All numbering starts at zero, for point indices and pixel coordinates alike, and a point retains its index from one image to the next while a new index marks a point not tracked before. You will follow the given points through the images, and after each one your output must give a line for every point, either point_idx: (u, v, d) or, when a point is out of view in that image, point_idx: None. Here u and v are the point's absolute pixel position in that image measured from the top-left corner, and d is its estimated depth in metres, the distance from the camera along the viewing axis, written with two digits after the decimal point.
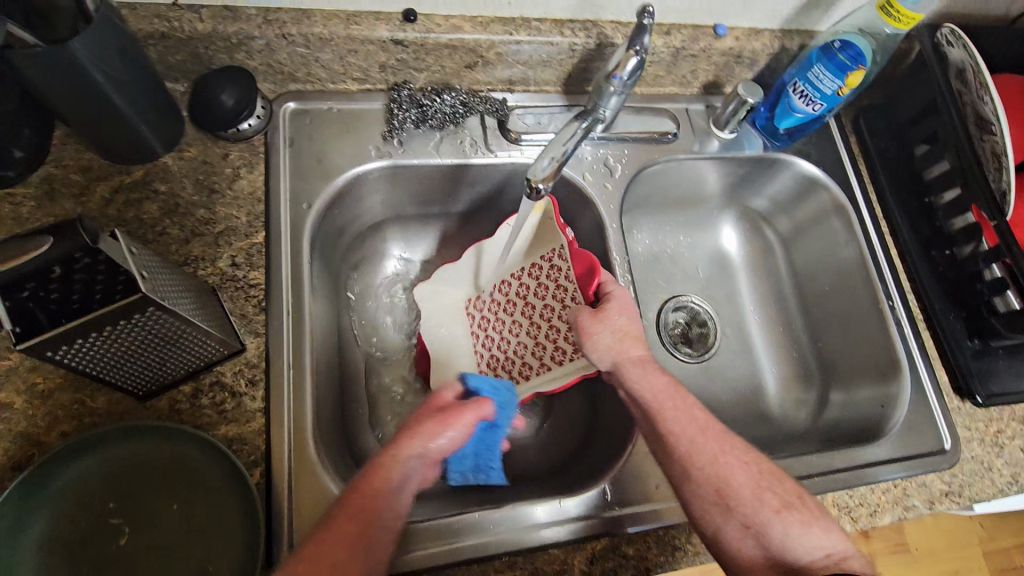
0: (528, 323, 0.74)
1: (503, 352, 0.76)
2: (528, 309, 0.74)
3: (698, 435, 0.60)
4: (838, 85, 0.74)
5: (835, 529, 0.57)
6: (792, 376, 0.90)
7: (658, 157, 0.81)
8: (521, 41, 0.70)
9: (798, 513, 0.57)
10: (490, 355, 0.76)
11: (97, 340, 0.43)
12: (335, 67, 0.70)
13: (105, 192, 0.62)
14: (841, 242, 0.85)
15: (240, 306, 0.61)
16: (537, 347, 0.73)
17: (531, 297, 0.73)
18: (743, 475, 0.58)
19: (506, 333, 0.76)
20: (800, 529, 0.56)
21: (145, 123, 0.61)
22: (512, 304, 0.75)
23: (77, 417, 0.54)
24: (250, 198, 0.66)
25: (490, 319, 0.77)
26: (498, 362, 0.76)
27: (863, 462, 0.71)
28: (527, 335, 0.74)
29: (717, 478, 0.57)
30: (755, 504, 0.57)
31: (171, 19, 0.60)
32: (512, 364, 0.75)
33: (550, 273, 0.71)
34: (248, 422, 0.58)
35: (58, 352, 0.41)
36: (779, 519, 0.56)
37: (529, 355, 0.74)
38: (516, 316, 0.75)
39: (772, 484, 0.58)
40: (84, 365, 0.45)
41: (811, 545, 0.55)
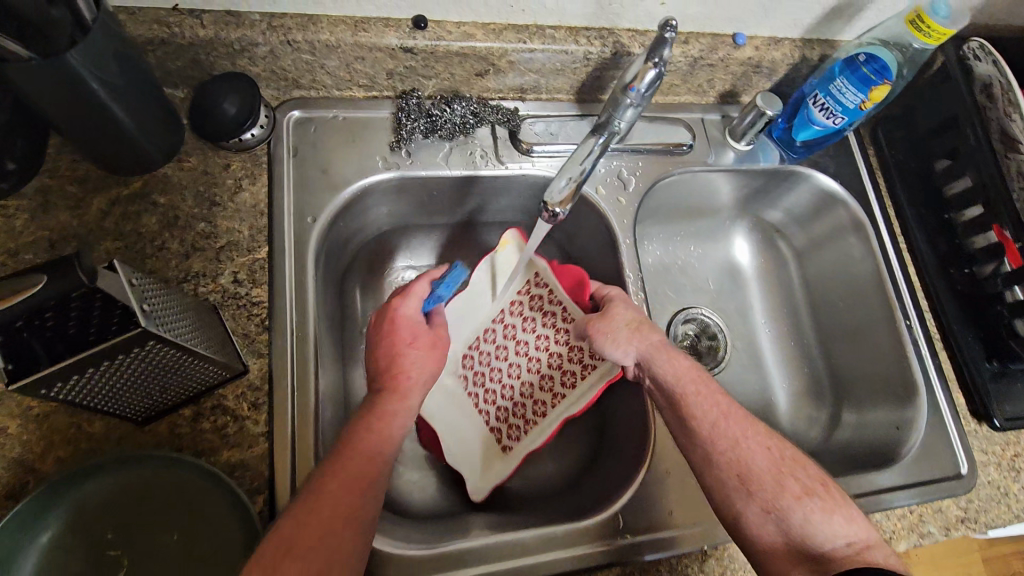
0: (526, 360, 0.73)
1: (508, 399, 0.73)
2: (519, 345, 0.74)
3: (718, 418, 0.60)
4: (862, 99, 0.71)
5: (859, 518, 0.56)
6: (805, 394, 0.88)
7: (672, 169, 0.79)
8: (534, 49, 0.68)
9: (820, 501, 0.55)
10: (495, 409, 0.74)
11: (93, 375, 0.41)
12: (341, 74, 0.67)
13: (102, 204, 0.60)
14: (858, 258, 0.83)
15: (241, 324, 0.59)
16: (543, 380, 0.73)
17: (520, 334, 0.74)
18: (763, 458, 0.58)
19: (505, 381, 0.74)
20: (822, 516, 0.55)
21: (143, 132, 0.59)
22: (503, 348, 0.74)
23: (73, 442, 0.52)
24: (252, 211, 0.63)
25: (482, 373, 0.74)
26: (505, 414, 0.73)
27: (878, 488, 0.70)
28: (528, 375, 0.73)
29: (736, 463, 0.57)
30: (773, 489, 0.56)
31: (170, 24, 0.58)
32: (521, 410, 0.73)
33: (534, 304, 0.73)
34: (251, 447, 0.56)
35: (52, 391, 0.40)
36: (800, 507, 0.55)
37: (538, 392, 0.73)
38: (511, 358, 0.74)
39: (794, 469, 0.57)
40: (79, 399, 0.43)
41: (833, 531, 0.54)
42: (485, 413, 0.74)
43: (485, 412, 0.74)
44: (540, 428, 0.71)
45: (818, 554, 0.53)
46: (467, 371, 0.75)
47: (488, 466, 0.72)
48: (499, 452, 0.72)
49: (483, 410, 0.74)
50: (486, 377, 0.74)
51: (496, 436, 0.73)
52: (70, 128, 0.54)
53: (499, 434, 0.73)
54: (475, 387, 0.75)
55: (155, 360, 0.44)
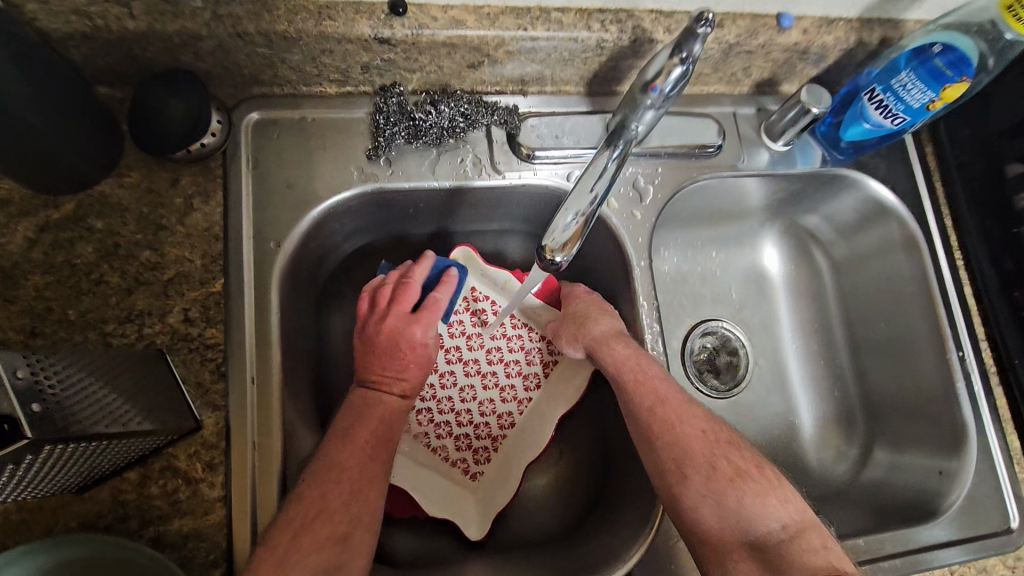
0: (479, 378, 0.70)
1: (468, 422, 0.69)
2: (469, 365, 0.70)
3: (654, 406, 0.57)
4: (930, 97, 0.60)
5: (794, 498, 0.53)
6: (836, 421, 0.79)
7: (696, 176, 0.68)
8: (537, 38, 0.56)
9: (751, 482, 0.53)
10: (453, 438, 0.69)
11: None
12: (307, 69, 0.56)
13: (29, 230, 0.52)
14: (907, 275, 0.73)
15: (193, 371, 0.52)
16: (502, 392, 0.70)
17: (467, 351, 0.70)
18: (699, 441, 0.55)
19: (460, 406, 0.69)
20: (756, 500, 0.52)
21: (70, 146, 0.49)
22: (451, 373, 0.70)
23: (2, 514, 0.46)
24: (205, 235, 0.54)
25: (429, 406, 0.69)
26: (467, 441, 0.69)
27: (917, 547, 0.64)
28: (483, 392, 0.70)
29: (673, 452, 0.55)
30: (707, 476, 0.53)
31: (92, 15, 0.47)
32: (486, 430, 0.69)
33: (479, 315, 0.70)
34: (206, 515, 0.49)
35: None
36: (733, 491, 0.52)
37: (500, 406, 0.70)
38: (463, 382, 0.70)
39: (729, 452, 0.55)
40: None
41: (768, 515, 0.51)
42: (441, 448, 0.68)
43: (442, 447, 0.68)
44: (511, 438, 0.69)
45: (753, 537, 0.51)
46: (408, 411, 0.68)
47: (465, 502, 0.67)
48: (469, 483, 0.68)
49: (439, 444, 0.68)
50: (434, 409, 0.69)
51: (462, 465, 0.68)
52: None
53: (464, 465, 0.68)
54: (422, 424, 0.68)
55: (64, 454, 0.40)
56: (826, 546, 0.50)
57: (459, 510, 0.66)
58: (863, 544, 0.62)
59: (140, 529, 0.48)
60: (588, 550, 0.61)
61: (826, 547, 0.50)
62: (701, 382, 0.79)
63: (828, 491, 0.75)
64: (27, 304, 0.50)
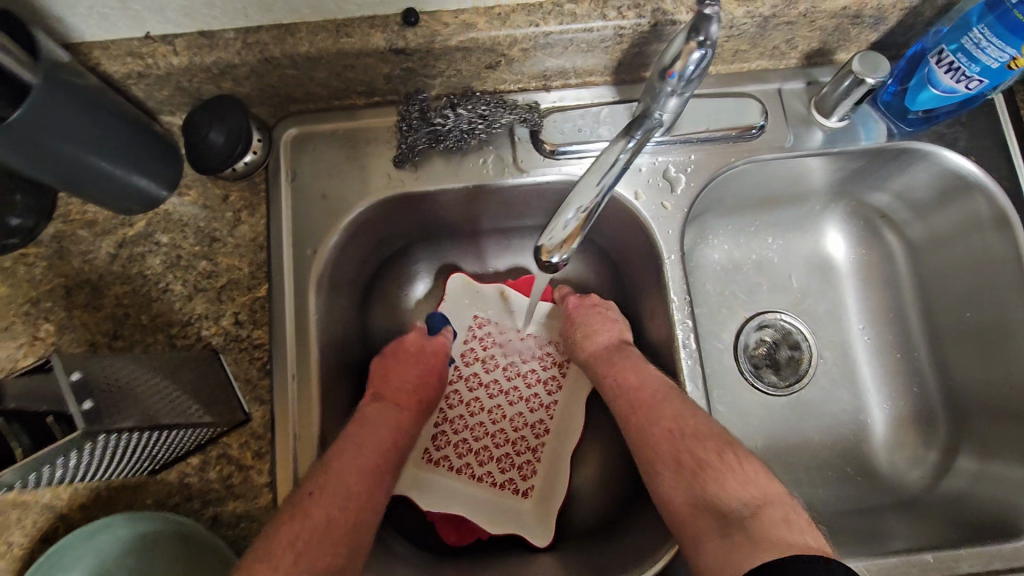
0: (504, 396, 0.73)
1: (503, 441, 0.71)
2: (491, 387, 0.73)
3: (628, 411, 0.59)
4: (1011, 56, 0.52)
5: (764, 477, 0.50)
6: (911, 422, 0.72)
7: (735, 161, 0.64)
8: (551, 33, 0.56)
9: (710, 470, 0.51)
10: (496, 460, 0.70)
11: (64, 466, 0.43)
12: (335, 84, 0.60)
13: (111, 246, 0.60)
14: (997, 258, 0.64)
15: (243, 369, 0.57)
16: (529, 403, 0.72)
17: (485, 376, 0.73)
18: (666, 439, 0.55)
19: (493, 427, 0.72)
20: (717, 485, 0.50)
21: (145, 175, 0.57)
22: (477, 400, 0.72)
23: (93, 491, 0.54)
24: (252, 245, 0.60)
25: (465, 436, 0.71)
26: (509, 460, 0.70)
27: (1000, 566, 0.56)
28: (511, 408, 0.72)
29: (647, 449, 0.56)
30: (674, 471, 0.53)
31: (144, 56, 0.53)
32: (523, 443, 0.71)
33: (484, 342, 0.74)
34: (256, 498, 0.55)
35: (31, 482, 0.42)
36: (696, 480, 0.51)
37: (530, 415, 0.72)
38: (489, 405, 0.72)
39: (694, 445, 0.53)
40: (73, 478, 0.46)
41: (730, 494, 0.49)
42: (488, 474, 0.70)
43: (486, 473, 0.70)
44: (550, 444, 0.71)
45: (719, 511, 0.49)
46: (443, 448, 0.70)
47: (522, 516, 0.67)
48: (522, 500, 0.68)
49: (484, 470, 0.70)
50: (469, 438, 0.71)
51: (511, 485, 0.69)
52: (71, 188, 0.53)
53: (513, 484, 0.69)
54: (462, 457, 0.70)
55: (117, 444, 0.44)
56: (789, 515, 0.48)
57: (520, 519, 0.67)
58: (931, 559, 0.56)
59: (201, 509, 0.55)
60: (619, 549, 0.60)
61: (789, 519, 0.47)
62: (756, 378, 0.75)
63: (901, 498, 0.68)
64: (110, 311, 0.58)
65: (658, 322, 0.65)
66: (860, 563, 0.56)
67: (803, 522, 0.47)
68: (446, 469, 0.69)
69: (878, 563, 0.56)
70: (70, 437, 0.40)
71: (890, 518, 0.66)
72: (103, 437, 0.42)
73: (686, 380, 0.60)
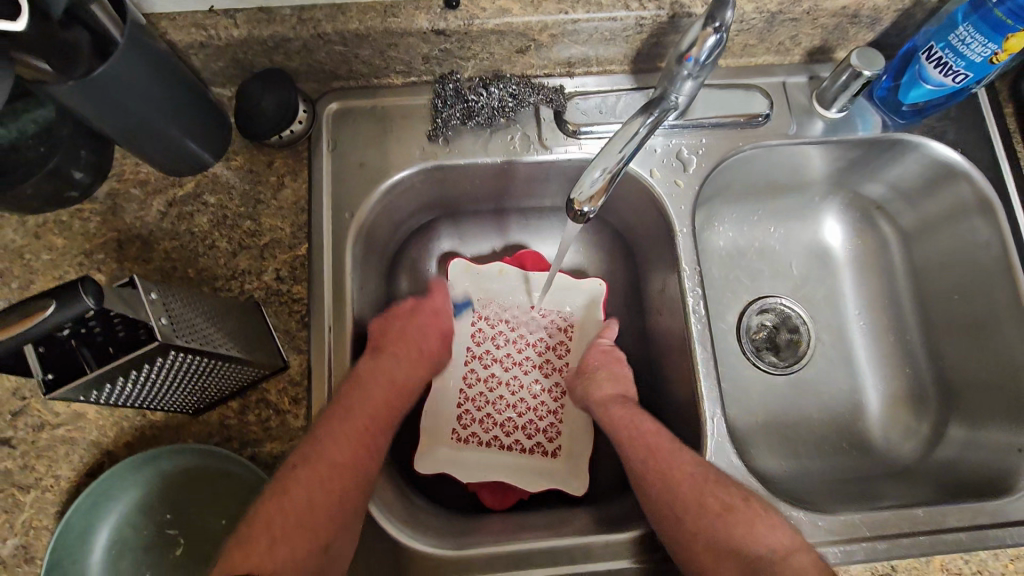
0: (518, 368, 0.77)
1: (524, 409, 0.75)
2: (504, 361, 0.77)
3: (643, 455, 0.61)
4: (993, 50, 0.58)
5: (783, 525, 0.54)
6: (904, 400, 0.76)
7: (742, 145, 0.69)
8: (579, 20, 0.61)
9: (738, 514, 0.55)
10: (521, 429, 0.74)
11: (126, 383, 0.46)
12: (377, 62, 0.65)
13: (161, 205, 0.64)
14: (982, 244, 0.69)
15: (283, 321, 0.61)
16: (542, 369, 0.77)
17: (496, 351, 0.77)
18: (689, 479, 0.57)
19: (513, 399, 0.76)
20: (745, 530, 0.54)
21: (195, 140, 0.61)
22: (494, 376, 0.76)
23: (139, 429, 0.57)
24: (293, 208, 0.64)
25: (489, 411, 0.75)
26: (534, 426, 0.74)
27: (986, 522, 0.60)
28: (526, 377, 0.76)
29: (664, 490, 0.58)
30: (695, 512, 0.55)
31: (207, 27, 0.58)
32: (543, 407, 0.75)
33: (491, 320, 0.77)
34: (291, 441, 0.58)
35: (94, 395, 0.46)
36: (723, 522, 0.55)
37: (545, 380, 0.76)
38: (505, 377, 0.76)
39: (718, 487, 0.57)
40: (126, 401, 0.50)
41: (759, 540, 0.53)
42: (516, 443, 0.74)
43: (515, 441, 0.74)
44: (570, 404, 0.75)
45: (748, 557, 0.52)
46: (470, 427, 0.74)
47: (555, 474, 0.71)
48: (554, 460, 0.72)
49: (512, 439, 0.74)
50: (491, 412, 0.75)
51: (540, 449, 0.73)
52: (128, 143, 0.57)
53: (541, 448, 0.73)
54: (489, 431, 0.74)
55: (175, 369, 0.48)
56: (815, 563, 0.52)
57: (556, 476, 0.71)
58: (920, 513, 0.60)
59: (239, 449, 0.58)
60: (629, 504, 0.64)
61: (816, 568, 0.51)
62: (757, 358, 0.79)
63: (893, 469, 0.73)
64: (159, 264, 0.62)
65: (669, 295, 0.69)
66: (855, 516, 0.60)
67: (826, 569, 0.51)
68: (476, 445, 0.73)
69: (873, 517, 0.60)
70: (136, 355, 0.44)
71: (884, 485, 0.70)
72: (168, 357, 0.46)
73: (696, 343, 0.64)
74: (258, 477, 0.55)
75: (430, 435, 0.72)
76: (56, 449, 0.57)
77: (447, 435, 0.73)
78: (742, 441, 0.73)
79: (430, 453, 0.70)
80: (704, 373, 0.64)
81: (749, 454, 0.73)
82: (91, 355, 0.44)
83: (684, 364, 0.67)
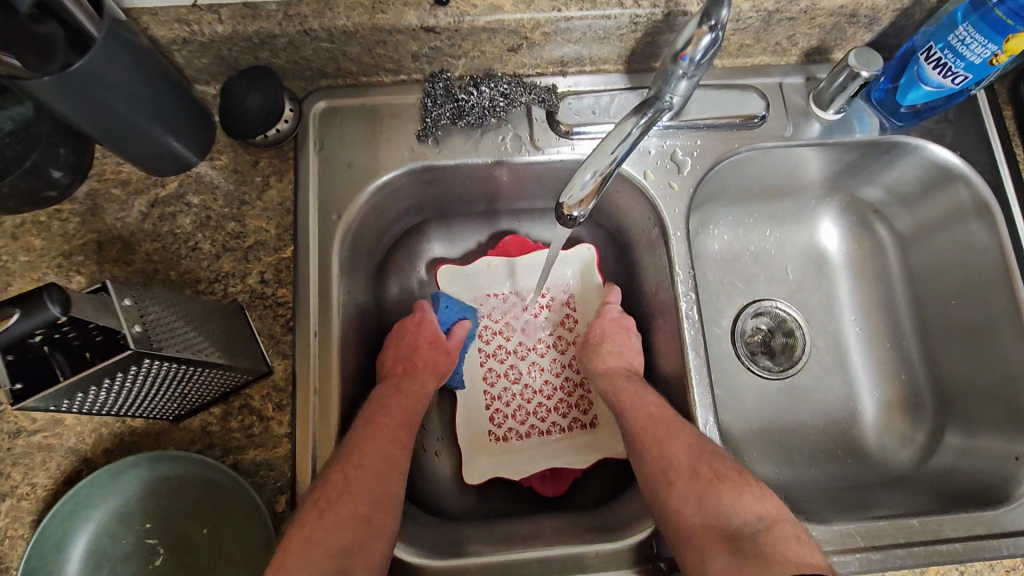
0: (532, 353, 0.76)
1: (552, 389, 0.75)
2: (519, 351, 0.76)
3: (641, 423, 0.61)
4: (993, 51, 0.57)
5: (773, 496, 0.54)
6: (900, 406, 0.75)
7: (738, 147, 0.68)
8: (572, 18, 0.60)
9: (729, 482, 0.55)
10: (554, 410, 0.75)
11: (100, 392, 0.45)
12: (365, 60, 0.63)
13: (143, 205, 0.62)
14: (980, 249, 0.68)
15: (267, 325, 0.60)
16: (559, 345, 0.77)
17: (506, 344, 0.76)
18: (685, 450, 0.57)
19: (538, 383, 0.76)
20: (734, 498, 0.54)
21: (179, 139, 0.60)
22: (512, 368, 0.76)
23: (118, 435, 0.56)
24: (279, 209, 0.63)
25: (518, 403, 0.75)
26: (565, 404, 0.75)
27: (983, 532, 0.59)
28: (544, 359, 0.76)
29: (660, 464, 0.58)
30: (687, 479, 0.56)
31: (190, 22, 0.57)
32: (568, 383, 0.75)
33: (496, 312, 0.77)
34: (275, 448, 0.57)
35: (66, 405, 0.44)
36: (712, 492, 0.55)
37: (562, 356, 0.76)
38: (524, 365, 0.76)
39: (711, 457, 0.56)
40: (102, 409, 0.48)
41: (745, 509, 0.53)
42: (553, 424, 0.74)
43: (552, 423, 0.74)
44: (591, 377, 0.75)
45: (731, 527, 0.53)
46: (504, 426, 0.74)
47: (600, 443, 0.72)
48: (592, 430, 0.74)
49: (549, 423, 0.74)
50: (522, 403, 0.75)
51: (579, 422, 0.74)
52: (110, 144, 0.55)
53: (580, 421, 0.74)
54: (525, 422, 0.74)
55: (156, 374, 0.47)
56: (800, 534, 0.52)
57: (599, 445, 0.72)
58: (916, 523, 0.59)
59: (221, 456, 0.56)
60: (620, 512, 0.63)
61: (800, 538, 0.51)
62: (752, 363, 0.78)
63: (889, 477, 0.72)
64: (140, 266, 0.60)
65: (662, 299, 0.68)
66: (850, 526, 0.59)
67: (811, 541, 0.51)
68: (518, 439, 0.73)
69: (868, 526, 0.59)
70: (111, 362, 0.42)
71: (879, 493, 0.69)
72: (144, 363, 0.44)
73: (689, 349, 0.63)
74: (241, 483, 0.53)
75: (470, 445, 0.72)
76: (32, 456, 0.55)
77: (486, 440, 0.73)
78: (736, 447, 0.72)
79: (475, 463, 0.71)
80: (697, 378, 0.62)
81: (743, 461, 0.72)
82: (66, 363, 0.42)
83: (677, 370, 0.66)
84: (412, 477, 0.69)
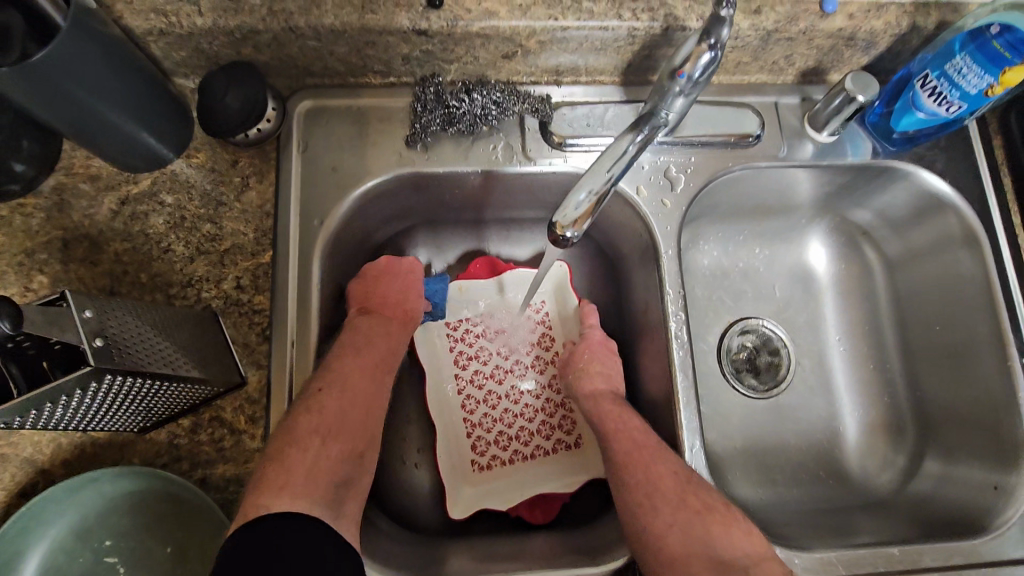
0: (509, 376, 0.75)
1: (532, 412, 0.74)
2: (495, 375, 0.74)
3: (629, 448, 0.60)
4: (988, 82, 0.58)
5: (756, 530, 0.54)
6: (881, 429, 0.75)
7: (732, 166, 0.67)
8: (568, 28, 0.58)
9: (716, 514, 0.54)
10: (535, 432, 0.73)
11: (59, 408, 0.43)
12: (353, 60, 0.61)
13: (114, 203, 0.59)
14: (967, 278, 0.68)
15: (242, 333, 0.57)
16: (536, 367, 0.75)
17: (481, 368, 0.74)
18: (670, 477, 0.56)
19: (517, 405, 0.74)
20: (721, 532, 0.53)
21: (153, 133, 0.56)
22: (490, 394, 0.74)
23: (79, 446, 0.53)
24: (258, 212, 0.60)
25: (499, 428, 0.73)
26: (548, 426, 0.74)
27: (961, 561, 0.59)
28: (521, 382, 0.75)
29: (643, 490, 0.56)
30: (674, 507, 0.54)
31: (167, 13, 0.54)
32: (550, 404, 0.74)
33: (470, 337, 0.75)
34: (246, 463, 0.55)
35: (22, 421, 0.42)
36: (699, 523, 0.53)
37: (538, 377, 0.75)
38: (502, 389, 0.74)
39: (698, 488, 0.55)
40: (61, 422, 0.46)
41: (732, 543, 0.52)
42: (534, 447, 0.73)
43: (536, 446, 0.73)
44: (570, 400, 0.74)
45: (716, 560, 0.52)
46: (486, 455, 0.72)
47: (584, 462, 0.71)
48: (575, 450, 0.73)
49: (532, 446, 0.73)
50: (502, 428, 0.73)
51: (563, 443, 0.73)
52: (78, 137, 0.52)
53: (562, 441, 0.73)
54: (507, 448, 0.72)
55: (120, 387, 0.44)
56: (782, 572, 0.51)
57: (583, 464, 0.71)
58: (898, 553, 0.59)
59: (189, 470, 0.54)
60: (603, 535, 0.62)
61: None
62: (738, 381, 0.77)
63: (869, 500, 0.72)
64: (108, 267, 0.57)
65: (651, 317, 0.67)
66: (831, 554, 0.59)
67: None
68: (502, 465, 0.72)
69: (849, 553, 0.59)
70: (71, 377, 0.40)
71: (858, 517, 0.69)
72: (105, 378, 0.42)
73: (677, 372, 0.62)
74: (212, 504, 0.51)
75: (453, 475, 0.69)
76: None
77: (469, 469, 0.71)
78: (719, 466, 0.71)
79: (460, 495, 0.69)
80: (684, 403, 0.61)
81: (726, 479, 0.71)
82: (19, 372, 0.41)
83: (664, 391, 0.65)
84: (389, 493, 0.67)
